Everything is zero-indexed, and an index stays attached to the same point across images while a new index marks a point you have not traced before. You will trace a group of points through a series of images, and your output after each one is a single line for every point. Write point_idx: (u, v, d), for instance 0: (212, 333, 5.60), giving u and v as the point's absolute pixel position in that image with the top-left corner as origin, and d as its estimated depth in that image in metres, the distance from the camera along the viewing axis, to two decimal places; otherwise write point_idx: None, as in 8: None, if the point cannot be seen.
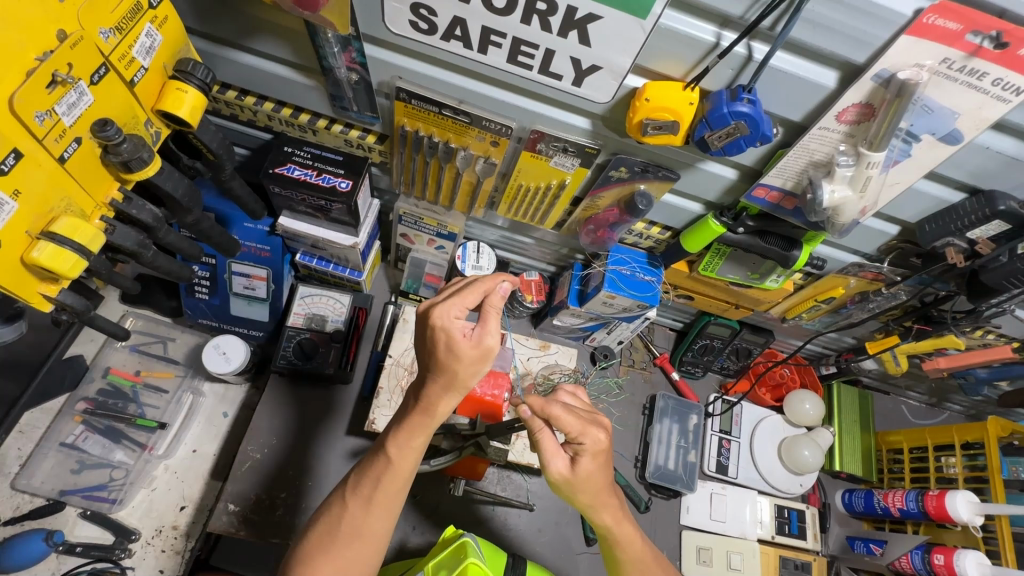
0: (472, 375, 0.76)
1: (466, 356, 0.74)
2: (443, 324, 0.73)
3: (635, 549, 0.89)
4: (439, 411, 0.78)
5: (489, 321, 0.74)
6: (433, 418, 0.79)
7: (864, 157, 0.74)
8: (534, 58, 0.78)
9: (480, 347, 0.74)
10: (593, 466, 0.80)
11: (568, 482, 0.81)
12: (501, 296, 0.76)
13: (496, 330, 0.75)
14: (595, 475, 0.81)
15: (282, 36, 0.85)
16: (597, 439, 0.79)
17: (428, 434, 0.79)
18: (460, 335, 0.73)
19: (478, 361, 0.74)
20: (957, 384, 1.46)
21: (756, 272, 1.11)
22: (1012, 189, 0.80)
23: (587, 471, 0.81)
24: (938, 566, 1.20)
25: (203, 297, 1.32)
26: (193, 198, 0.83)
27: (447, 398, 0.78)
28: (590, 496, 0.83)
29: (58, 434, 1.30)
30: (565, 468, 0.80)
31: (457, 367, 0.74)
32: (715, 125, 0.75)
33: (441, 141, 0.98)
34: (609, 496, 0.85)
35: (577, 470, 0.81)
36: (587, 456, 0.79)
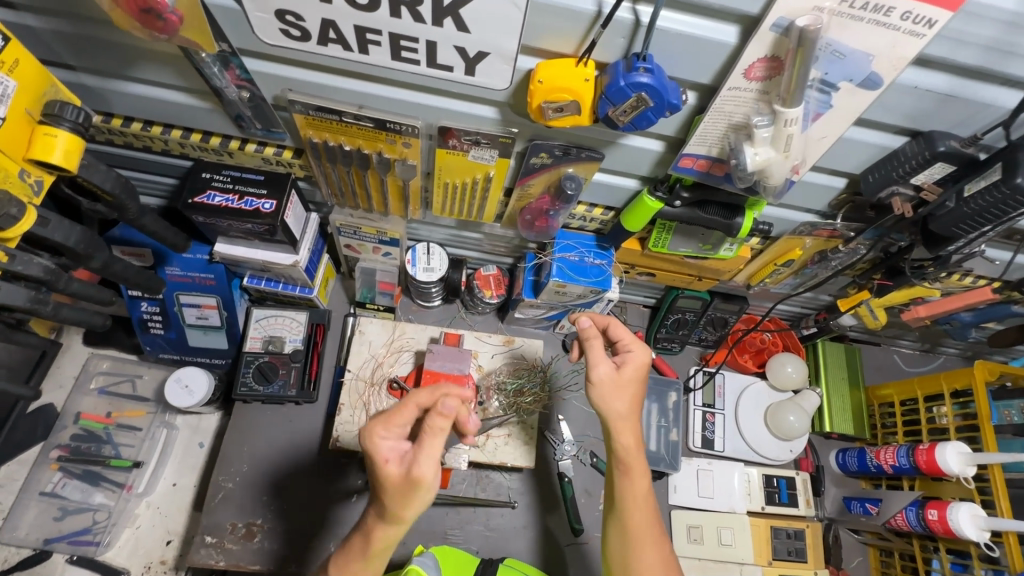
0: (404, 507, 0.71)
1: (398, 491, 0.70)
2: (371, 452, 0.71)
3: (643, 485, 0.91)
4: (375, 538, 0.75)
5: (427, 443, 0.70)
6: (368, 548, 0.76)
7: (780, 114, 0.68)
8: (419, 52, 0.72)
9: (409, 476, 0.69)
10: (640, 372, 0.94)
11: (608, 385, 0.91)
12: (445, 416, 0.69)
13: (432, 455, 0.70)
14: (634, 386, 0.92)
15: (162, 62, 0.82)
16: (642, 353, 0.95)
17: (364, 561, 0.77)
18: (385, 462, 0.71)
19: (406, 489, 0.69)
20: (944, 330, 1.39)
21: (707, 242, 1.06)
22: (953, 127, 0.73)
23: (631, 375, 0.93)
24: (932, 522, 1.16)
25: (158, 332, 1.30)
26: (91, 243, 0.82)
27: (383, 528, 0.74)
28: (623, 406, 0.91)
29: (37, 484, 1.31)
30: (611, 370, 0.91)
31: (388, 497, 0.71)
32: (616, 100, 0.69)
33: (354, 149, 0.93)
34: (635, 418, 0.92)
35: (622, 373, 0.92)
36: (634, 360, 0.93)
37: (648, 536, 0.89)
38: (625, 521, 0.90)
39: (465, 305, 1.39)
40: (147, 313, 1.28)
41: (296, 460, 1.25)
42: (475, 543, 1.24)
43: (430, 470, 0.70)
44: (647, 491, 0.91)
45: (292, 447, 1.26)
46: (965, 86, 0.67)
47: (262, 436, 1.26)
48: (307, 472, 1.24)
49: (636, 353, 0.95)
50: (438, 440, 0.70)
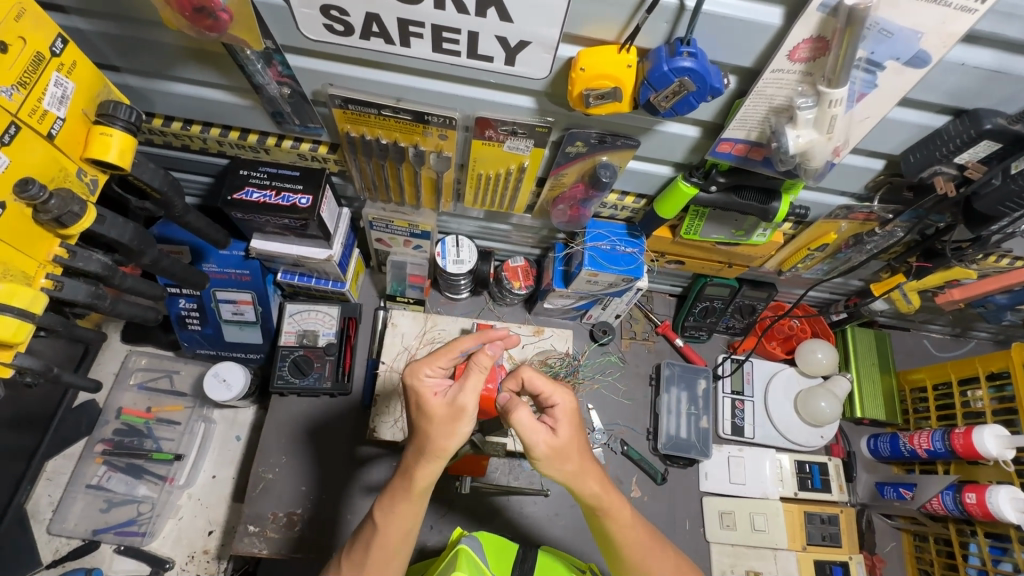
0: (447, 438, 0.78)
1: (444, 419, 0.78)
2: (417, 385, 0.80)
3: (624, 511, 0.86)
4: (418, 478, 0.80)
5: (470, 377, 0.78)
6: (413, 486, 0.80)
7: (824, 96, 0.68)
8: (460, 43, 0.73)
9: (453, 406, 0.78)
10: (574, 423, 0.82)
11: (551, 454, 0.79)
12: (489, 355, 0.78)
13: (474, 387, 0.78)
14: (577, 441, 0.81)
15: (205, 61, 0.83)
16: (568, 401, 0.83)
17: (411, 500, 0.81)
18: (432, 394, 0.80)
19: (451, 419, 0.78)
20: (977, 312, 1.38)
21: (740, 229, 1.06)
22: (997, 105, 0.73)
23: (567, 431, 0.80)
24: (970, 505, 1.15)
25: (196, 328, 1.33)
26: (143, 240, 0.84)
27: (426, 465, 0.79)
28: (576, 464, 0.80)
29: (83, 477, 1.35)
30: (548, 436, 0.79)
31: (431, 429, 0.79)
32: (659, 86, 0.69)
33: (391, 142, 0.95)
34: (592, 465, 0.83)
35: (559, 434, 0.80)
36: (564, 416, 0.81)
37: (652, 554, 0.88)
38: (625, 549, 0.87)
39: (493, 297, 1.41)
40: (185, 309, 1.31)
41: (326, 447, 1.27)
42: (510, 530, 1.25)
43: (473, 401, 0.78)
44: (629, 516, 0.86)
45: (326, 444, 1.27)
46: (1012, 61, 0.66)
47: (299, 428, 1.28)
48: (341, 464, 1.26)
49: (561, 402, 0.83)
50: (482, 376, 0.78)
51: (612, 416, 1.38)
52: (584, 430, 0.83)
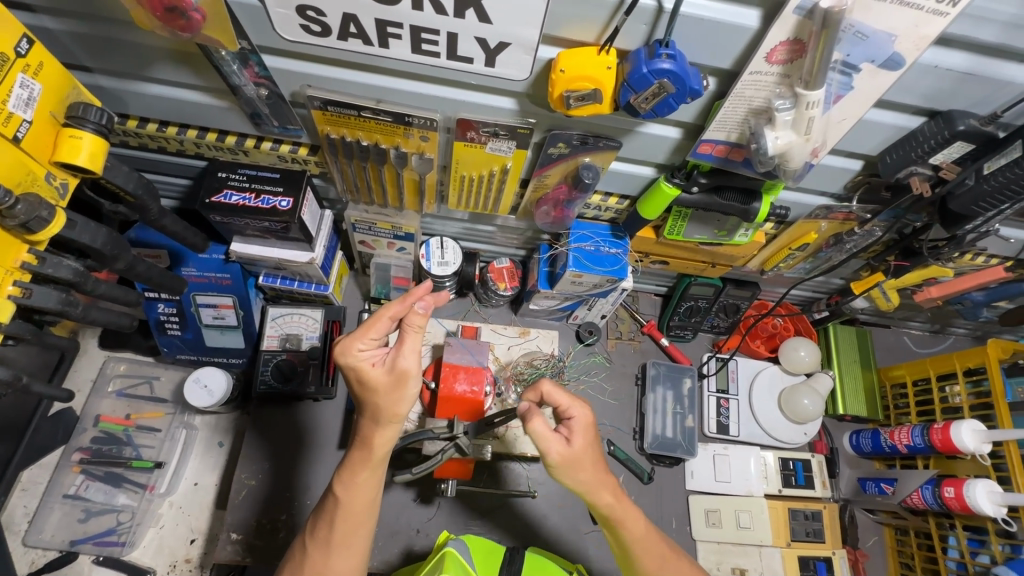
0: (397, 403, 0.82)
1: (387, 386, 0.81)
2: (354, 361, 0.81)
3: (639, 525, 0.87)
4: (375, 445, 0.83)
5: (407, 341, 0.80)
6: (373, 451, 0.83)
7: (801, 97, 0.69)
8: (439, 44, 0.72)
9: (394, 372, 0.81)
10: (589, 436, 0.83)
11: (565, 464, 0.80)
12: (420, 314, 0.80)
13: (413, 350, 0.81)
14: (591, 453, 0.82)
15: (179, 61, 0.82)
16: (585, 413, 0.83)
17: (374, 467, 0.84)
18: (370, 366, 0.81)
19: (396, 384, 0.80)
20: (955, 309, 1.40)
21: (723, 229, 1.06)
22: (972, 106, 0.74)
23: (584, 442, 0.82)
24: (949, 499, 1.17)
25: (175, 333, 1.31)
26: (116, 245, 0.83)
27: (382, 431, 0.83)
28: (590, 474, 0.82)
29: (61, 487, 1.32)
30: (562, 447, 0.80)
31: (379, 399, 0.81)
32: (638, 87, 0.69)
33: (371, 143, 0.94)
34: (606, 475, 0.84)
35: (573, 445, 0.81)
36: (580, 430, 0.82)
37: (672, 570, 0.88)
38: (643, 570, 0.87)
39: (479, 299, 1.40)
40: (164, 314, 1.28)
41: (307, 452, 1.26)
42: (497, 532, 1.25)
43: (412, 362, 0.81)
44: (644, 530, 0.87)
45: (273, 427, 1.27)
46: (984, 64, 0.67)
47: (285, 435, 1.27)
48: (320, 465, 1.26)
49: (577, 415, 0.83)
50: (417, 338, 0.80)
51: (598, 416, 1.39)
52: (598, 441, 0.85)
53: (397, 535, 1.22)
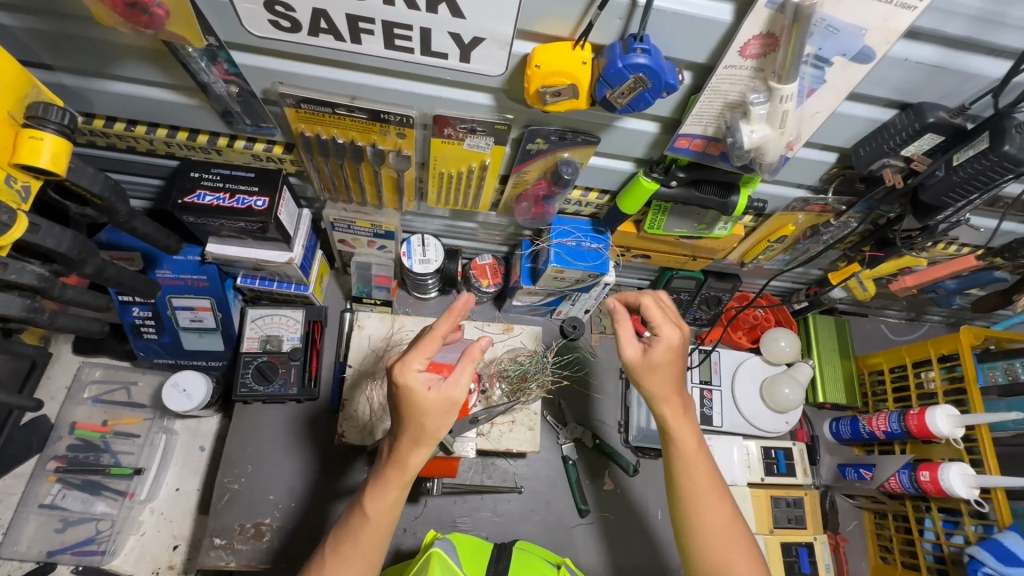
0: (442, 427, 0.82)
1: (439, 410, 0.81)
2: (409, 384, 0.80)
3: (693, 443, 0.95)
4: (411, 465, 0.84)
5: (463, 369, 0.82)
6: (407, 471, 0.84)
7: (775, 91, 0.69)
8: (413, 40, 0.71)
9: (447, 399, 0.80)
10: (672, 354, 0.93)
11: (639, 366, 0.93)
12: (478, 346, 0.84)
13: (467, 378, 0.82)
14: (667, 367, 0.93)
15: (144, 58, 0.79)
16: (674, 335, 0.92)
17: (402, 487, 0.85)
18: (424, 390, 0.80)
19: (447, 410, 0.81)
20: (929, 298, 1.44)
21: (702, 222, 1.07)
22: (941, 98, 0.75)
23: (662, 355, 0.92)
24: (925, 483, 1.20)
25: (152, 337, 1.28)
26: (83, 249, 0.81)
27: (421, 451, 0.83)
28: (655, 384, 0.94)
29: (36, 496, 1.28)
30: (637, 353, 0.93)
31: (426, 420, 0.81)
32: (614, 82, 0.69)
33: (347, 141, 0.92)
34: (674, 390, 0.95)
35: (650, 355, 0.93)
36: (666, 345, 0.92)
37: (708, 497, 0.93)
38: (685, 488, 0.94)
39: (462, 295, 1.40)
40: (139, 318, 1.25)
41: (292, 453, 1.25)
42: (484, 528, 1.25)
43: (464, 391, 0.82)
44: (696, 448, 0.95)
45: (259, 428, 1.26)
46: (951, 56, 0.68)
47: (268, 437, 1.26)
48: (304, 466, 1.25)
49: (667, 334, 0.93)
50: (472, 368, 0.83)
51: (584, 410, 1.40)
52: (680, 362, 0.94)
53: None
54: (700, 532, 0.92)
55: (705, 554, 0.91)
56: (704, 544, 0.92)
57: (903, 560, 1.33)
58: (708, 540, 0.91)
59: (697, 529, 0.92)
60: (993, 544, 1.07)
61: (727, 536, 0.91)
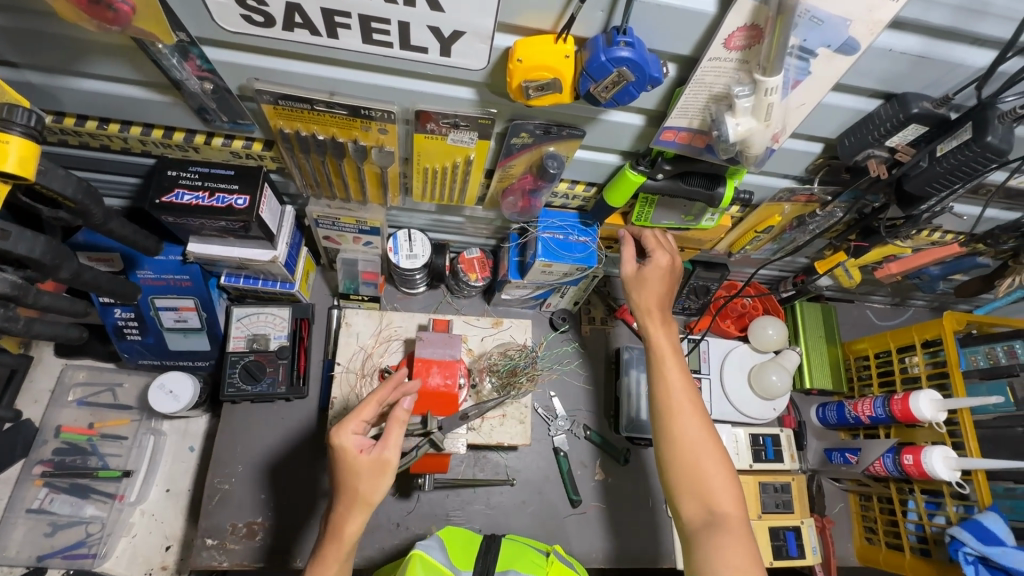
0: (375, 490, 0.85)
1: (369, 473, 0.85)
2: (343, 444, 0.86)
3: (671, 354, 0.98)
4: (347, 535, 0.84)
5: (392, 432, 0.87)
6: (343, 542, 0.84)
7: (760, 84, 0.68)
8: (391, 34, 0.69)
9: (378, 460, 0.85)
10: (663, 276, 1.03)
11: (633, 281, 1.04)
12: (406, 410, 0.88)
13: (397, 441, 0.87)
14: (655, 284, 1.02)
15: (113, 55, 0.77)
16: (663, 259, 1.03)
17: (342, 562, 0.84)
18: (357, 451, 0.86)
19: (377, 472, 0.85)
20: (914, 283, 1.45)
21: (689, 214, 1.06)
22: (925, 88, 0.75)
23: (653, 273, 1.02)
24: (908, 466, 1.22)
25: (136, 338, 1.26)
26: (57, 254, 0.79)
27: (355, 518, 0.85)
28: (644, 298, 1.02)
29: (23, 501, 1.27)
30: (632, 270, 1.04)
31: (358, 483, 0.84)
32: (597, 76, 0.68)
33: (328, 137, 0.90)
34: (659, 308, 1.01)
35: (642, 273, 1.03)
36: (656, 265, 1.02)
37: (684, 402, 0.93)
38: (662, 395, 0.95)
39: (450, 289, 1.39)
40: (122, 320, 1.23)
41: (282, 452, 1.25)
42: (477, 521, 1.26)
43: (396, 453, 0.87)
44: (674, 353, 0.98)
45: (248, 427, 1.26)
46: (935, 46, 0.68)
47: (257, 437, 1.25)
48: (295, 464, 1.24)
49: (658, 258, 1.03)
50: (400, 430, 0.87)
51: (575, 402, 1.40)
52: (670, 286, 1.03)
53: (377, 531, 1.22)
54: (675, 438, 0.92)
55: (677, 461, 0.91)
56: (677, 451, 0.91)
57: (886, 540, 1.36)
58: (681, 445, 0.91)
59: (671, 437, 0.92)
60: (974, 525, 1.10)
61: (700, 444, 0.91)
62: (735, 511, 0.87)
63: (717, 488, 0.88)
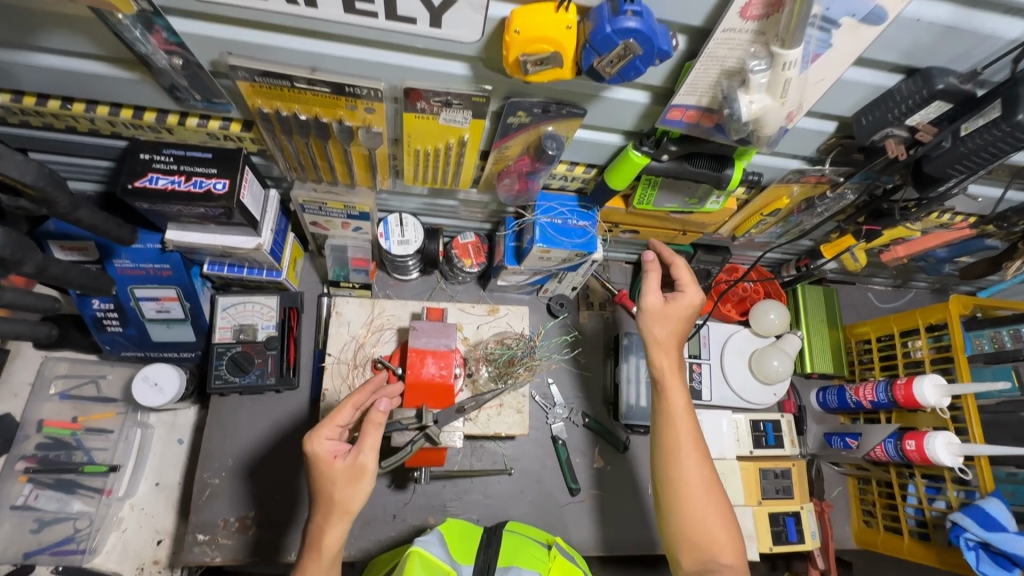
0: (352, 497, 0.83)
1: (343, 479, 0.83)
2: (316, 451, 0.85)
3: (681, 401, 0.98)
4: (326, 545, 0.83)
5: (367, 436, 0.85)
6: (323, 553, 0.82)
7: (777, 57, 0.63)
8: (376, 3, 0.63)
9: (353, 466, 0.84)
10: (686, 312, 1.03)
11: (658, 312, 1.02)
12: (381, 412, 0.85)
13: (373, 445, 0.85)
14: (682, 320, 1.02)
15: (72, 27, 0.70)
16: (693, 296, 1.04)
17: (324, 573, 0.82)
18: (332, 457, 0.85)
19: (351, 478, 0.83)
20: (919, 265, 1.42)
21: (694, 197, 1.02)
22: (951, 62, 0.70)
23: (677, 308, 1.02)
24: (910, 451, 1.21)
25: (116, 330, 1.21)
26: (16, 247, 0.80)
27: (334, 527, 0.83)
28: (668, 331, 1.01)
29: (7, 498, 1.23)
30: (660, 302, 1.02)
31: (334, 491, 0.83)
32: (602, 49, 0.63)
33: (311, 118, 0.84)
34: (675, 345, 1.02)
35: (671, 305, 1.02)
36: (688, 299, 1.02)
37: (691, 456, 0.94)
38: (667, 447, 0.96)
39: (444, 276, 1.34)
40: (101, 311, 1.18)
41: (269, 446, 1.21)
42: (474, 511, 1.24)
43: (372, 457, 0.85)
44: (684, 405, 0.98)
45: (237, 422, 1.22)
46: (967, 15, 0.63)
47: (245, 430, 1.22)
48: (286, 458, 1.21)
49: (688, 292, 1.03)
50: (376, 432, 0.85)
51: (573, 389, 1.37)
52: (688, 324, 1.04)
53: (373, 523, 1.20)
54: (679, 491, 0.93)
55: (682, 510, 0.92)
56: (683, 500, 0.92)
57: (884, 523, 1.36)
58: (688, 494, 0.92)
59: (678, 487, 0.93)
60: (976, 511, 1.09)
61: (705, 492, 0.93)
62: (736, 562, 0.91)
63: (720, 535, 0.91)
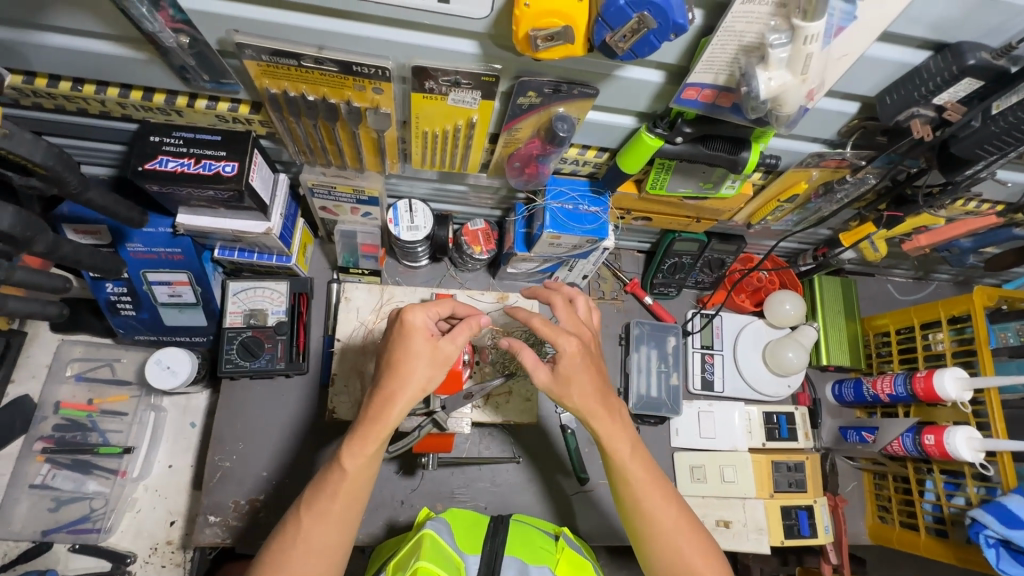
0: (431, 379, 0.82)
1: (429, 359, 0.82)
2: (412, 321, 0.82)
3: (628, 451, 0.88)
4: (393, 412, 0.80)
5: (461, 330, 0.85)
6: (385, 426, 0.81)
7: (799, 30, 0.61)
8: None
9: (440, 355, 0.83)
10: (576, 367, 0.85)
11: (553, 384, 0.87)
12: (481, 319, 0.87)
13: (461, 339, 0.85)
14: (579, 379, 0.86)
15: (81, 4, 0.70)
16: (572, 345, 0.85)
17: (380, 444, 0.81)
18: (425, 332, 0.82)
19: (438, 364, 0.82)
20: (942, 256, 1.38)
21: (708, 181, 0.99)
22: (982, 37, 0.67)
23: (566, 373, 0.85)
24: (929, 446, 1.18)
25: (130, 313, 1.22)
26: (28, 226, 0.81)
27: (403, 399, 0.81)
28: (580, 394, 0.86)
29: (25, 477, 1.25)
30: (547, 375, 0.87)
31: (416, 367, 0.81)
32: (614, 22, 0.61)
33: (318, 99, 0.83)
34: (598, 402, 0.86)
35: (559, 371, 0.86)
36: (565, 359, 0.85)
37: (654, 497, 0.87)
38: (629, 494, 0.88)
39: (454, 263, 1.33)
40: (115, 294, 1.19)
41: (278, 430, 1.22)
42: (482, 499, 1.24)
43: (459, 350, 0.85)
44: (632, 449, 0.88)
45: (246, 406, 1.23)
46: None
47: (254, 415, 1.22)
48: (295, 442, 1.22)
49: (566, 345, 0.86)
50: (469, 331, 0.85)
51: None
52: (592, 370, 0.86)
53: (380, 509, 1.20)
54: (653, 533, 0.86)
55: (662, 558, 0.86)
56: (663, 548, 0.86)
57: (900, 520, 1.33)
58: (669, 542, 0.86)
59: (653, 538, 0.86)
60: (998, 508, 1.05)
61: (686, 535, 0.86)
62: None
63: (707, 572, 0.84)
